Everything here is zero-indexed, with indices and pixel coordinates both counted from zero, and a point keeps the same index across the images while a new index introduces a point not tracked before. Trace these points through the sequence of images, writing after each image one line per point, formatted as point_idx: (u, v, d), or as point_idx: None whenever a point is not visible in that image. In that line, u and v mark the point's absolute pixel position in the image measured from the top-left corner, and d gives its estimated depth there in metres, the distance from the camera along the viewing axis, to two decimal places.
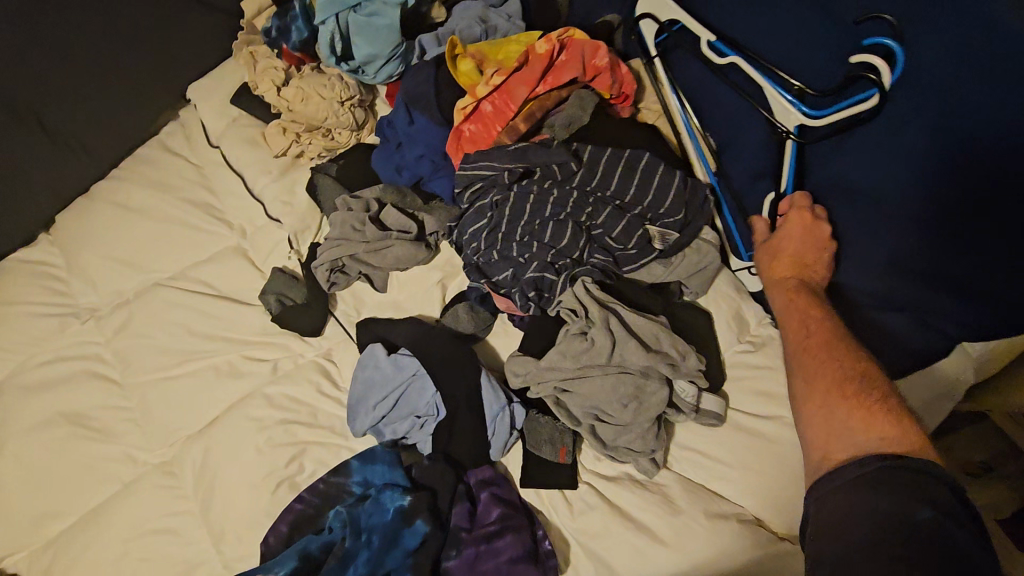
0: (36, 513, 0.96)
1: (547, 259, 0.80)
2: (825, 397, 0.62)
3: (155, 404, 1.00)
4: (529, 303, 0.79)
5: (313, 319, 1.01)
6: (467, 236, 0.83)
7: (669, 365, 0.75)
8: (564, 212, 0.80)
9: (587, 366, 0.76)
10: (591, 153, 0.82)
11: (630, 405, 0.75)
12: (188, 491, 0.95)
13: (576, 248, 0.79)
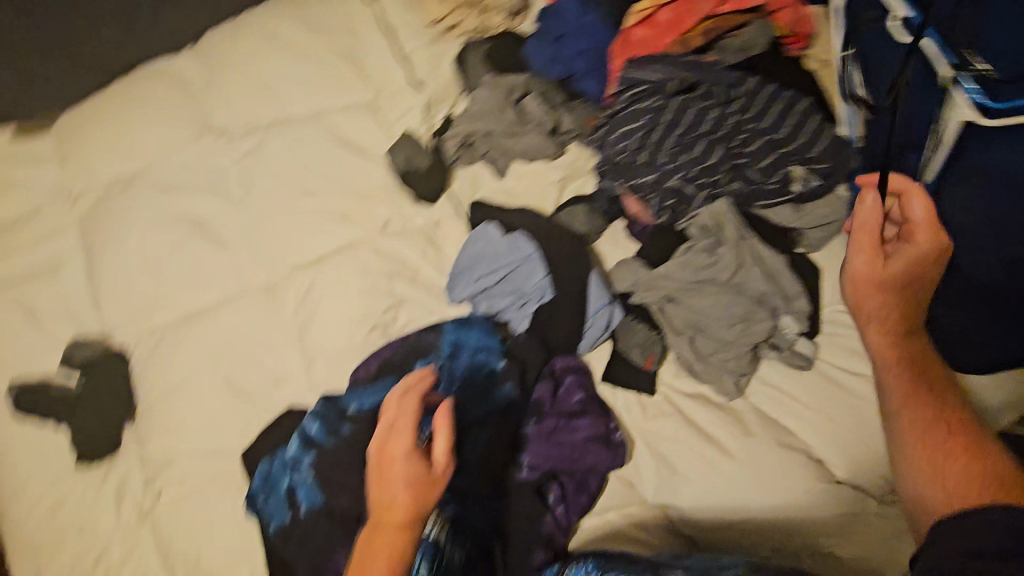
0: (147, 299, 1.04)
1: (690, 175, 0.83)
2: (932, 447, 0.67)
3: (270, 229, 1.05)
4: (663, 212, 0.84)
5: (431, 186, 1.05)
6: (616, 137, 0.87)
7: (781, 297, 0.82)
8: (718, 134, 0.83)
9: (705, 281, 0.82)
10: (755, 84, 0.85)
11: (736, 326, 0.81)
12: (286, 315, 1.03)
13: (720, 170, 0.83)
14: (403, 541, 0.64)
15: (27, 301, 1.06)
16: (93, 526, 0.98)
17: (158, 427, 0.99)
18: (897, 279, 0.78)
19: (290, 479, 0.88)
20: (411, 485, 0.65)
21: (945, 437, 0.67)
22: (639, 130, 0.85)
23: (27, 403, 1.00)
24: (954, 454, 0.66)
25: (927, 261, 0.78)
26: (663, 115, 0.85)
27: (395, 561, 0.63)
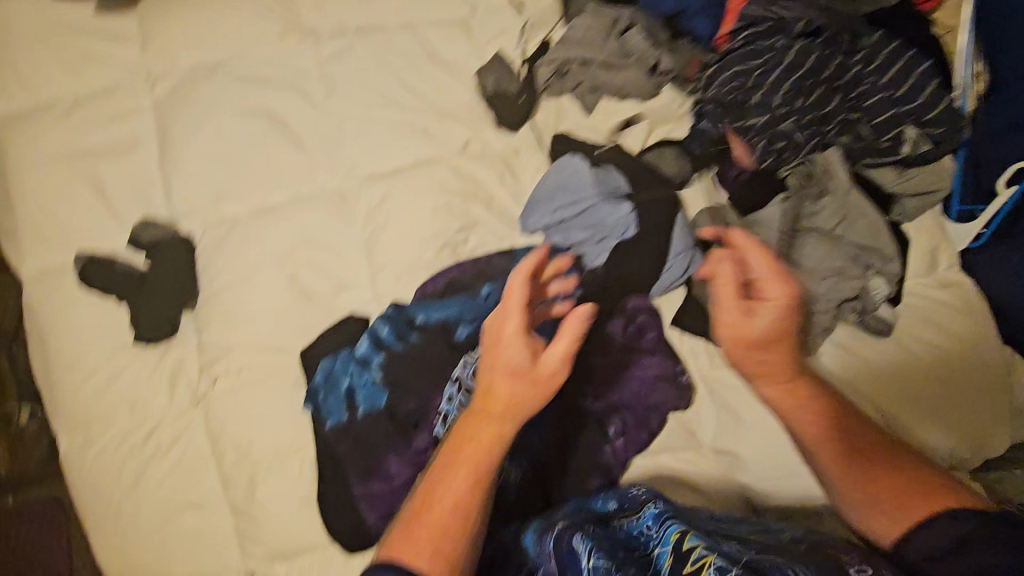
0: (218, 189, 1.03)
1: (803, 119, 0.84)
2: (856, 480, 0.72)
3: (349, 134, 1.03)
4: (766, 157, 0.85)
5: (517, 113, 1.03)
6: (729, 74, 0.87)
7: (877, 256, 0.82)
8: (836, 82, 0.84)
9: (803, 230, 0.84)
10: (880, 39, 0.85)
11: (829, 277, 0.82)
12: (356, 223, 1.02)
13: (833, 118, 0.84)
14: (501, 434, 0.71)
15: (95, 176, 1.05)
16: (145, 403, 0.99)
17: (217, 316, 0.99)
18: (766, 339, 0.77)
19: (354, 379, 0.90)
20: (519, 382, 0.72)
21: (875, 463, 0.72)
22: (758, 65, 0.85)
23: (94, 277, 1.01)
24: (887, 478, 0.70)
25: (790, 315, 0.77)
26: (782, 56, 0.86)
27: (490, 446, 0.70)
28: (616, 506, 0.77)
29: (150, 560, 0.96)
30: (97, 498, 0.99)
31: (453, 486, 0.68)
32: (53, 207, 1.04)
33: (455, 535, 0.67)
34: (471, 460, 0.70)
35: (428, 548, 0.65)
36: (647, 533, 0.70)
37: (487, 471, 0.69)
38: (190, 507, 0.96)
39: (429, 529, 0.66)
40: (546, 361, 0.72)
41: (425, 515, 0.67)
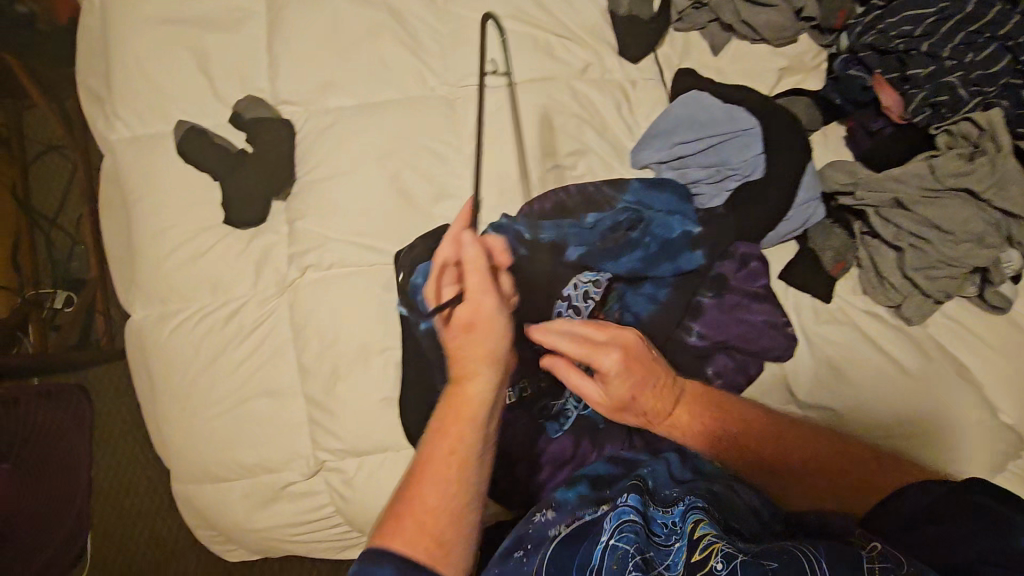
0: (322, 77, 0.99)
1: (969, 76, 0.81)
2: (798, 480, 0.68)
3: (466, 41, 1.00)
4: (922, 110, 0.82)
5: (644, 42, 0.98)
6: (897, 19, 0.83)
7: (1017, 226, 0.80)
8: (1011, 41, 0.81)
9: (947, 189, 0.81)
10: None
11: (966, 241, 0.79)
12: (462, 132, 0.98)
13: (1001, 79, 0.80)
14: (473, 401, 0.64)
15: (198, 47, 1.01)
16: (229, 284, 0.97)
17: (311, 207, 0.96)
18: (631, 399, 0.70)
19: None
20: (469, 341, 0.66)
21: (800, 450, 0.69)
22: (933, 14, 0.82)
23: (187, 147, 0.97)
24: (796, 456, 0.69)
25: (626, 373, 0.69)
26: (959, 7, 0.82)
27: (458, 435, 0.62)
28: (652, 488, 0.70)
29: (218, 439, 0.96)
30: (171, 372, 0.98)
31: (430, 466, 0.61)
32: (154, 73, 1.01)
33: (440, 514, 0.60)
34: (446, 437, 0.63)
35: (414, 521, 0.59)
36: (674, 528, 0.63)
37: (464, 446, 0.62)
38: (265, 393, 0.95)
39: (414, 507, 0.60)
40: (488, 311, 0.66)
41: (411, 494, 0.61)
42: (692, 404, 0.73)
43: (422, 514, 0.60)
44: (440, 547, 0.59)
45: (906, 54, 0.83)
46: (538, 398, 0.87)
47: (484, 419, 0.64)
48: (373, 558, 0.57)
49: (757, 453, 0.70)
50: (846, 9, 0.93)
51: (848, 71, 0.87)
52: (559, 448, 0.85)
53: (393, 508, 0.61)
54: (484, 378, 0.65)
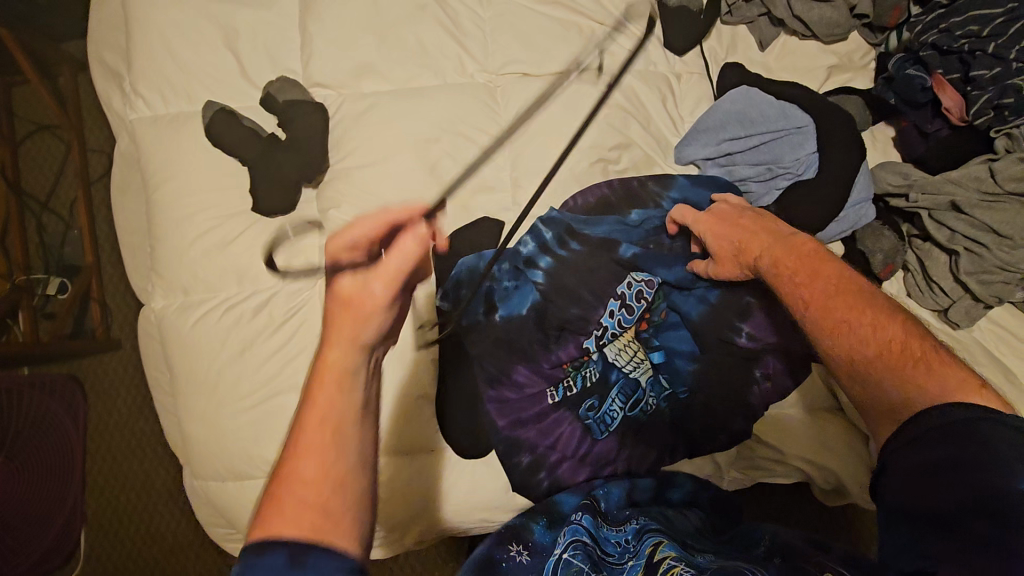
0: (358, 60, 0.95)
1: None
2: (848, 338, 0.61)
3: (507, 27, 0.97)
4: (984, 112, 0.80)
5: (692, 35, 0.96)
6: (962, 18, 0.81)
7: None
8: None
9: (1006, 193, 0.78)
10: None
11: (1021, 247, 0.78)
12: (501, 121, 0.95)
13: None
14: (332, 377, 0.56)
15: (227, 25, 0.96)
16: (258, 273, 0.93)
17: (345, 194, 0.92)
18: (717, 249, 0.79)
19: (495, 281, 0.83)
20: (348, 317, 0.60)
21: (858, 311, 0.62)
22: (1003, 14, 0.79)
23: (212, 130, 0.93)
24: (851, 323, 0.62)
25: (716, 222, 0.79)
26: None
27: (334, 419, 0.54)
28: (605, 508, 0.78)
29: (242, 436, 0.91)
30: (192, 364, 0.93)
31: (299, 443, 0.52)
32: (178, 50, 0.96)
33: (320, 487, 0.50)
34: (318, 425, 0.53)
35: (293, 495, 0.50)
36: (624, 545, 0.72)
37: (330, 420, 0.53)
38: (294, 389, 0.91)
39: (290, 488, 0.50)
40: (362, 290, 0.61)
41: (282, 475, 0.52)
42: (772, 246, 0.73)
43: (298, 494, 0.50)
44: (329, 513, 0.49)
45: (970, 54, 0.81)
46: (583, 398, 0.83)
47: (350, 388, 0.56)
48: (253, 551, 0.46)
49: (809, 306, 0.66)
50: (901, 7, 0.90)
51: (905, 71, 0.85)
52: (603, 448, 0.83)
53: (267, 493, 0.51)
54: (353, 348, 0.58)
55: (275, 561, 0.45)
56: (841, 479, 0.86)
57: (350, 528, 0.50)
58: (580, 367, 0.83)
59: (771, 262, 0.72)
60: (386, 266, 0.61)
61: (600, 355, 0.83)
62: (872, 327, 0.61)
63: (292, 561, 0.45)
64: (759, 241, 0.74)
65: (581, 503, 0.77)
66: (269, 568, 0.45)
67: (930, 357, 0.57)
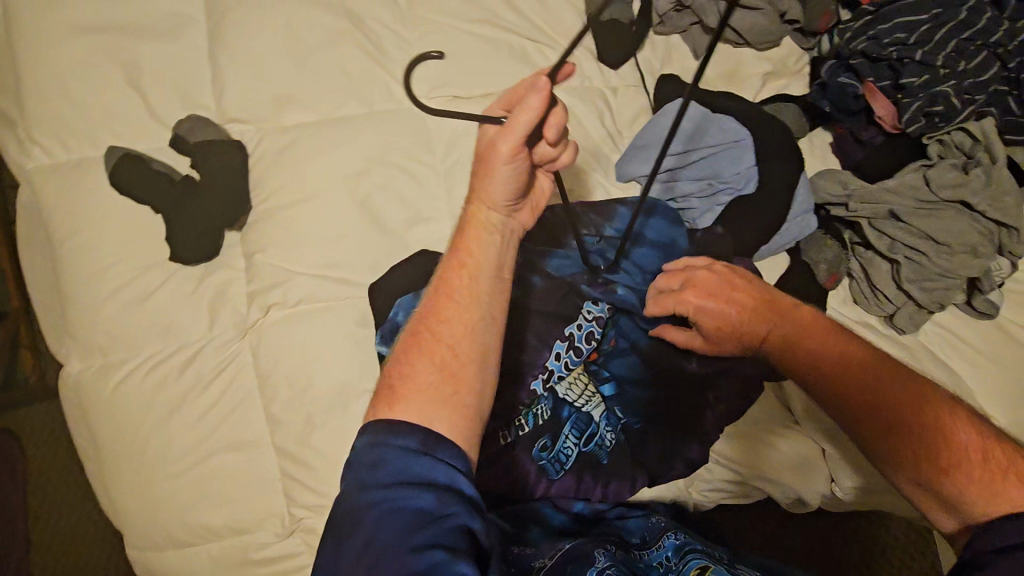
0: (278, 91, 0.89)
1: (962, 85, 0.78)
2: (893, 436, 0.59)
3: (435, 48, 0.92)
4: (916, 120, 0.79)
5: (624, 47, 0.93)
6: (889, 26, 0.81)
7: (1010, 234, 0.78)
8: (998, 49, 0.79)
9: (940, 200, 0.79)
10: None
11: (958, 253, 0.78)
12: (435, 147, 0.90)
13: (989, 88, 0.79)
14: (474, 225, 0.64)
15: (131, 60, 0.89)
16: (182, 327, 0.87)
17: (272, 237, 0.87)
18: (721, 330, 0.74)
19: None
20: (481, 175, 0.64)
21: (898, 406, 0.59)
22: (925, 21, 0.80)
23: (120, 178, 0.85)
24: (898, 423, 0.59)
25: (709, 296, 0.74)
26: (953, 12, 0.80)
27: (470, 266, 0.62)
28: (633, 537, 0.75)
29: (180, 500, 0.86)
30: (118, 429, 0.87)
31: (442, 287, 0.62)
32: (77, 91, 0.88)
33: (455, 337, 0.59)
34: (460, 264, 0.63)
35: (432, 338, 0.59)
36: (666, 565, 0.67)
37: (467, 270, 0.62)
38: (232, 447, 0.86)
39: (431, 327, 0.60)
40: (489, 145, 0.62)
41: (424, 315, 0.61)
42: (784, 330, 0.69)
43: (437, 335, 0.59)
44: (459, 358, 0.58)
45: (899, 61, 0.81)
46: (536, 437, 0.78)
47: (485, 243, 0.64)
48: (382, 430, 0.54)
49: (847, 402, 0.63)
50: (831, 12, 0.91)
51: (838, 79, 0.84)
52: (561, 489, 0.78)
53: (411, 331, 0.61)
54: (490, 208, 0.65)
55: (408, 442, 0.53)
56: (798, 492, 0.85)
57: (473, 380, 0.58)
58: (531, 405, 0.79)
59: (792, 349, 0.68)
60: (505, 129, 0.59)
61: (550, 391, 0.80)
62: (936, 433, 0.57)
63: (424, 446, 0.53)
64: (767, 319, 0.71)
65: (609, 539, 0.71)
66: (402, 446, 0.53)
67: (1018, 464, 0.53)
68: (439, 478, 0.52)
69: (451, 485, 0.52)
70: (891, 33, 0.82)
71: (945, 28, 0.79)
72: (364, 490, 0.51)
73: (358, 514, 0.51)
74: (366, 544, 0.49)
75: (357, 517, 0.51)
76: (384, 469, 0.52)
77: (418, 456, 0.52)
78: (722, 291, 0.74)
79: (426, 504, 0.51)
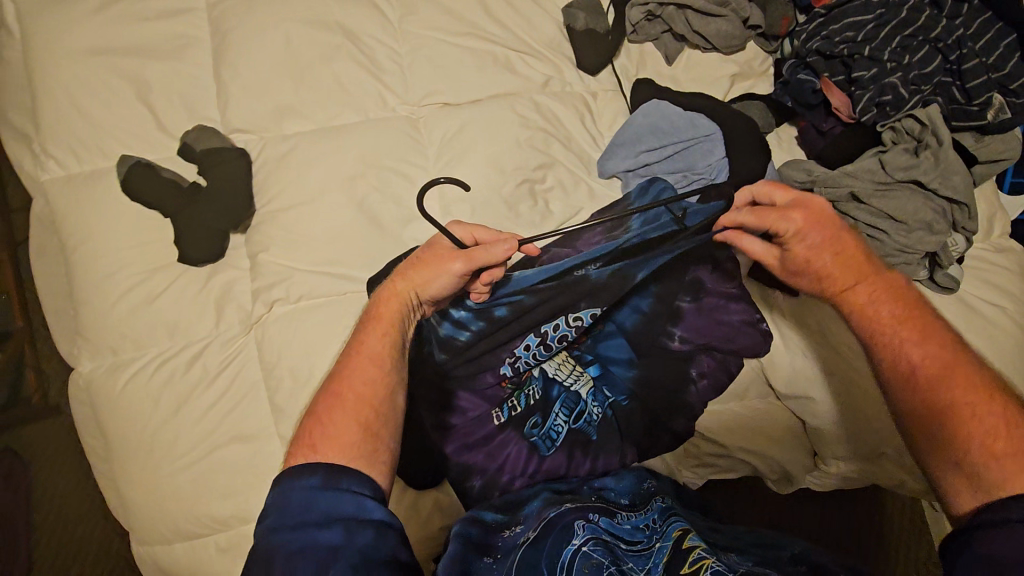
0: (278, 103, 0.95)
1: (908, 77, 0.86)
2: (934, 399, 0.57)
3: (424, 59, 0.99)
4: (869, 109, 0.87)
5: (601, 53, 1.00)
6: (839, 25, 0.89)
7: (960, 213, 0.85)
8: (940, 44, 0.87)
9: (895, 182, 0.85)
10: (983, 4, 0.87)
11: (916, 230, 0.84)
12: (428, 150, 0.96)
13: (933, 80, 0.86)
14: (396, 302, 0.73)
15: (138, 78, 0.95)
16: (188, 326, 0.91)
17: (275, 237, 0.92)
18: (809, 264, 0.68)
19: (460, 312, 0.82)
20: (423, 264, 0.75)
21: (941, 375, 0.57)
22: (872, 20, 0.88)
23: (133, 187, 0.91)
24: (940, 391, 0.57)
25: (817, 227, 0.67)
26: (896, 11, 0.88)
27: (382, 342, 0.70)
28: (619, 497, 0.78)
29: (187, 493, 0.89)
30: (126, 424, 0.90)
31: (361, 352, 0.69)
32: (88, 109, 0.94)
33: (376, 397, 0.66)
34: (382, 331, 0.71)
35: (353, 397, 0.65)
36: (651, 527, 0.73)
37: (387, 339, 0.70)
38: (237, 439, 0.89)
39: (349, 388, 0.66)
40: (449, 250, 0.75)
41: (343, 375, 0.67)
42: (873, 287, 0.65)
43: (358, 396, 0.65)
44: (380, 417, 0.65)
45: (850, 57, 0.88)
46: (527, 416, 0.83)
47: (403, 320, 0.73)
48: (290, 475, 0.59)
49: (916, 373, 0.59)
50: (789, 16, 0.99)
51: (797, 76, 0.92)
52: (552, 464, 0.82)
53: (332, 390, 0.67)
54: (414, 292, 0.74)
55: (312, 480, 0.58)
56: (780, 462, 0.93)
57: (388, 443, 0.65)
58: (522, 386, 0.84)
59: (877, 308, 0.64)
60: (474, 249, 0.72)
61: (540, 372, 0.85)
62: (997, 423, 0.53)
63: (327, 481, 0.58)
64: (865, 275, 0.65)
65: (593, 504, 0.74)
66: (306, 485, 0.58)
67: None
68: (346, 509, 0.57)
69: (358, 513, 0.57)
70: (842, 32, 0.89)
71: (890, 26, 0.87)
72: (271, 535, 0.56)
73: (269, 559, 0.55)
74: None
75: (266, 563, 0.55)
76: (292, 512, 0.57)
77: (322, 491, 0.57)
78: (828, 236, 0.67)
79: (334, 539, 0.55)
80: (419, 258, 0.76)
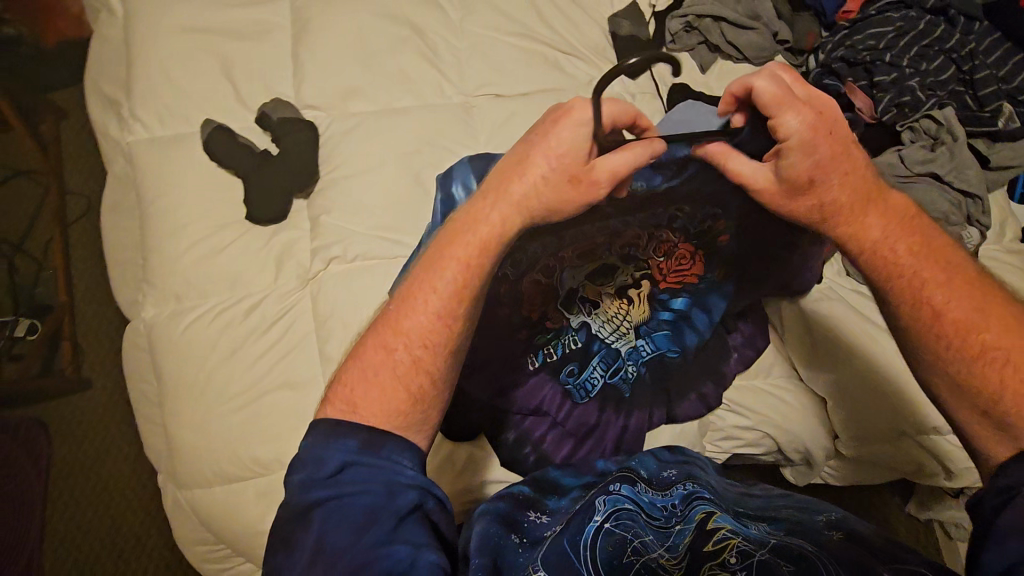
0: (348, 84, 1.05)
1: (924, 82, 0.95)
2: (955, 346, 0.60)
3: (481, 53, 1.09)
4: (890, 109, 0.94)
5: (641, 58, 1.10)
6: (861, 36, 0.98)
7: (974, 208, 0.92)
8: (953, 57, 0.96)
9: (918, 175, 0.92)
10: (988, 28, 0.98)
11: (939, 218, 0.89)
12: (479, 134, 1.05)
13: (947, 87, 0.95)
14: (490, 235, 0.66)
15: (222, 56, 1.05)
16: (248, 279, 0.98)
17: (335, 202, 0.99)
18: (809, 179, 0.61)
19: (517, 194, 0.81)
20: (549, 177, 0.64)
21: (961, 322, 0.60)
22: (891, 31, 0.97)
23: (213, 148, 1.00)
24: (957, 339, 0.59)
25: (819, 133, 0.59)
26: (913, 26, 0.98)
27: (460, 279, 0.66)
28: (649, 475, 0.82)
29: (231, 439, 0.93)
30: (181, 369, 0.96)
31: (440, 297, 0.65)
32: (175, 82, 1.04)
33: (434, 366, 0.65)
34: (464, 274, 0.66)
35: (407, 359, 0.65)
36: (672, 509, 0.75)
37: (464, 288, 0.66)
38: (283, 386, 0.94)
39: (406, 343, 0.65)
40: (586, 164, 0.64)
41: (405, 321, 0.66)
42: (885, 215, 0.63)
43: (413, 360, 0.65)
44: (434, 385, 0.65)
45: (872, 63, 0.97)
46: (564, 364, 0.88)
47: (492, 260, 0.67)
48: (320, 436, 0.62)
49: (940, 318, 0.61)
50: (814, 33, 1.10)
51: (824, 81, 0.99)
52: (582, 413, 0.88)
53: (387, 344, 0.66)
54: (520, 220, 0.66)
55: (349, 443, 0.61)
56: (802, 441, 0.96)
57: (435, 406, 0.66)
58: (558, 336, 0.88)
59: (893, 245, 0.63)
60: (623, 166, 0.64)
61: (584, 327, 0.88)
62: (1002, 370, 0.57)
63: (366, 445, 0.61)
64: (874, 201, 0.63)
65: (616, 475, 0.79)
66: (345, 448, 0.61)
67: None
68: (382, 478, 0.60)
69: (396, 479, 0.61)
70: (864, 41, 0.98)
71: (909, 37, 0.97)
72: (306, 490, 0.60)
73: (308, 516, 0.59)
74: (317, 538, 0.57)
75: (307, 516, 0.59)
76: (331, 469, 0.60)
77: (359, 455, 0.61)
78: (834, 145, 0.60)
79: (373, 500, 0.59)
80: (536, 167, 0.65)
